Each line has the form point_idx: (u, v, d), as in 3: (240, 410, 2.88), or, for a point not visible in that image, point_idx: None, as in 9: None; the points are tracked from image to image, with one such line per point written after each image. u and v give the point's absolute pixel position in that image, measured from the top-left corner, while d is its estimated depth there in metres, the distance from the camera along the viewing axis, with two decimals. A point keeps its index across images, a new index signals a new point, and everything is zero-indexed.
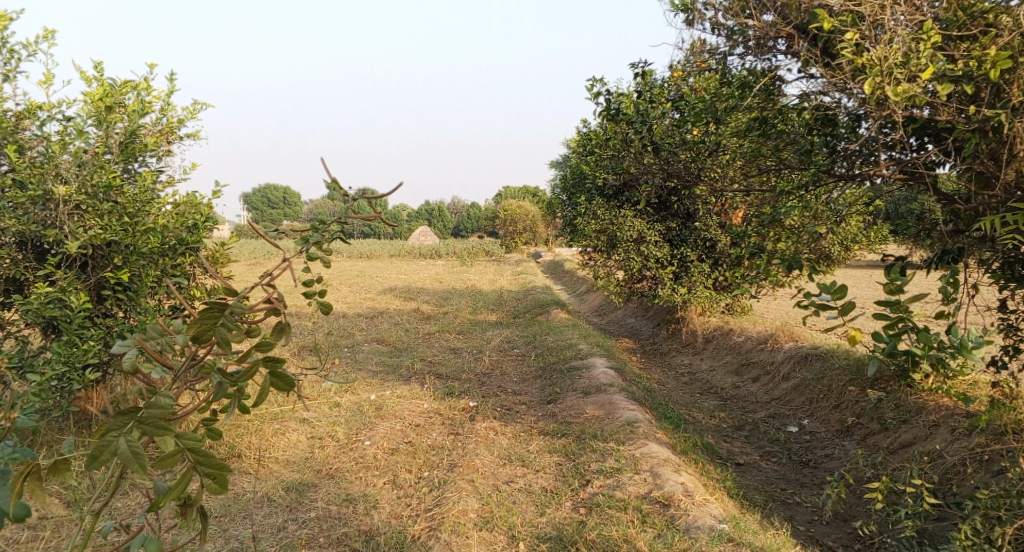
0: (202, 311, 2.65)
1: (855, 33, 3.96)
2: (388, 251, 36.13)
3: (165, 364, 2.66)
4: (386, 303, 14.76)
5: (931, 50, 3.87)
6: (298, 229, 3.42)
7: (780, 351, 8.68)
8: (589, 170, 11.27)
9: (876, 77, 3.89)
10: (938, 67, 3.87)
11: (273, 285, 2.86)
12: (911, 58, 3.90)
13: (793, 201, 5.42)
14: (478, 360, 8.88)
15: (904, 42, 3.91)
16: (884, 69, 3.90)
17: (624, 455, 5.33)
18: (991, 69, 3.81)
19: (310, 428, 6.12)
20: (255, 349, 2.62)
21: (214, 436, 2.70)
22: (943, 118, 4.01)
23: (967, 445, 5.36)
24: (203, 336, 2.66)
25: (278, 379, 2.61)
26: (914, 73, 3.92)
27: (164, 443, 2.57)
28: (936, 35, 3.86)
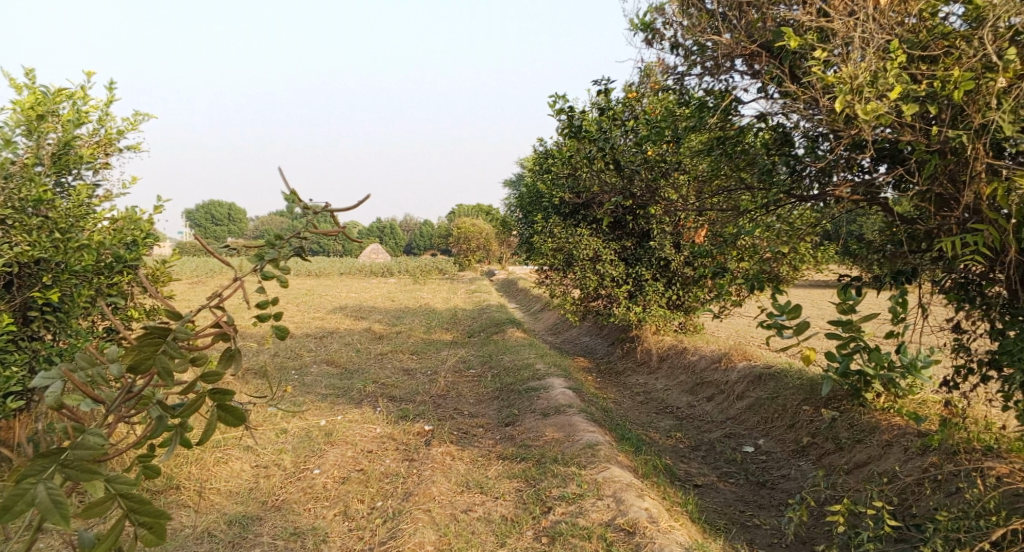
0: (141, 337, 2.47)
1: (825, 50, 3.97)
2: (339, 269, 35.63)
3: (95, 398, 2.46)
4: (336, 323, 14.46)
5: (898, 70, 3.89)
6: (251, 246, 3.23)
7: (734, 370, 8.71)
8: (546, 188, 11.23)
9: (846, 95, 3.89)
10: (904, 86, 3.89)
11: (222, 308, 2.68)
12: (879, 77, 3.91)
13: (751, 221, 5.42)
14: (432, 381, 8.71)
15: (872, 61, 3.92)
16: (853, 88, 3.91)
17: (585, 480, 5.23)
18: (955, 90, 3.84)
19: (255, 456, 5.87)
20: (199, 379, 2.44)
21: (151, 475, 2.52)
22: (908, 138, 4.03)
23: (921, 464, 5.41)
24: (141, 365, 2.47)
25: (225, 413, 2.43)
26: (882, 92, 3.94)
27: (92, 488, 2.38)
28: (903, 54, 3.89)
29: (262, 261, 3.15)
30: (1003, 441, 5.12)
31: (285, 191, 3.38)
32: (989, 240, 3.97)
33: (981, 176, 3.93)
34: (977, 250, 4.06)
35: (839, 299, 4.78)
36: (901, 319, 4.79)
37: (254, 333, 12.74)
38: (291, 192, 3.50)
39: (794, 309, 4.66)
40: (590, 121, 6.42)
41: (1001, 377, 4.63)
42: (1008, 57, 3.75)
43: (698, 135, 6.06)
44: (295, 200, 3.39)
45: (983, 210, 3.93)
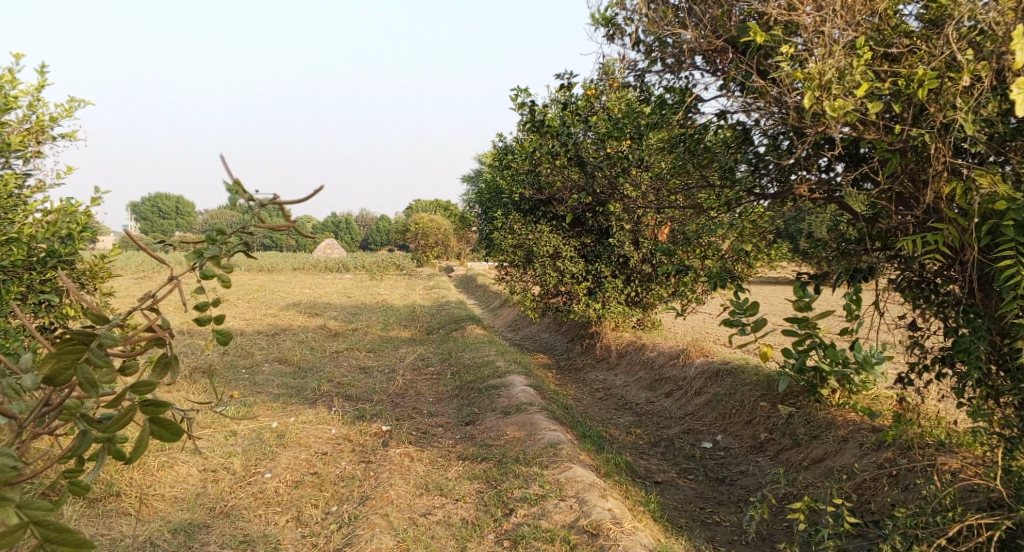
0: (60, 345, 2.30)
1: (791, 46, 3.96)
2: (293, 264, 35.03)
3: (7, 412, 2.29)
4: (289, 320, 14.16)
5: (864, 67, 3.90)
6: (192, 241, 3.06)
7: (692, 366, 8.75)
8: (506, 184, 11.14)
9: (815, 91, 3.88)
10: (871, 84, 3.90)
11: (156, 310, 2.50)
12: (846, 74, 3.91)
13: (712, 218, 5.41)
14: (390, 380, 8.56)
15: (839, 57, 3.92)
16: (821, 83, 3.90)
17: (547, 480, 5.16)
18: (919, 88, 3.87)
19: (203, 460, 5.68)
20: (128, 389, 2.28)
21: (81, 493, 2.32)
22: (872, 135, 4.05)
23: (876, 460, 5.48)
24: (62, 375, 2.31)
25: (158, 426, 2.27)
26: (849, 88, 3.94)
27: (4, 512, 2.21)
28: (868, 51, 3.90)
29: (202, 260, 2.97)
30: (955, 437, 5.21)
31: (228, 182, 3.21)
32: (949, 237, 4.01)
33: (940, 174, 3.97)
34: (937, 248, 4.10)
35: (795, 296, 4.80)
36: (856, 315, 4.84)
37: (204, 331, 12.40)
38: (232, 182, 3.33)
39: (751, 306, 4.68)
40: (551, 116, 6.34)
41: (955, 374, 4.70)
42: (969, 56, 3.79)
43: (659, 131, 6.02)
44: (239, 191, 3.22)
45: (944, 208, 3.97)
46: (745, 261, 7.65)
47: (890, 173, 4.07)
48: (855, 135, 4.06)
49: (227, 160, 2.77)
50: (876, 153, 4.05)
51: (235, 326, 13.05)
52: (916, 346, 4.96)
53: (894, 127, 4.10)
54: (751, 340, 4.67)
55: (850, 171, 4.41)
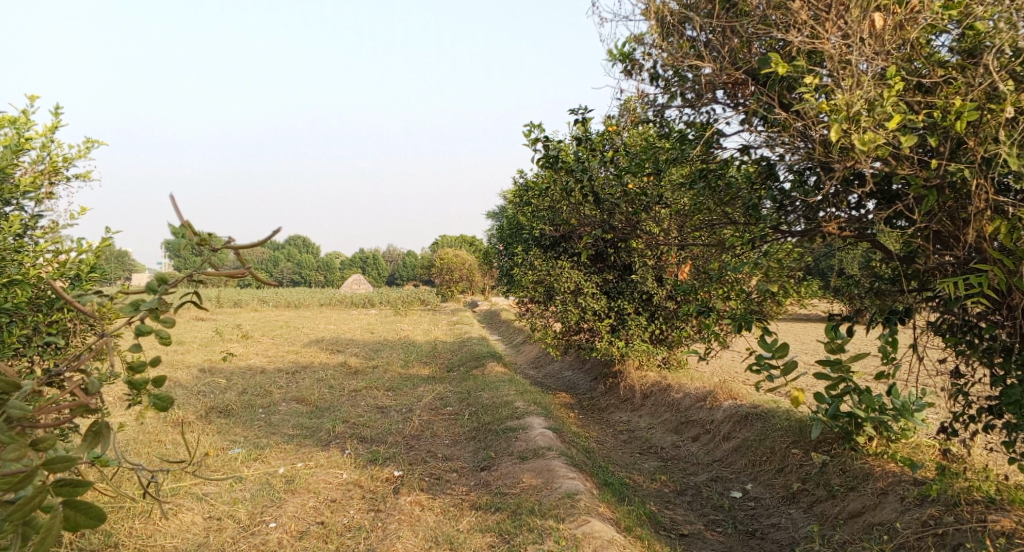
0: None
1: (816, 77, 3.75)
2: (318, 299, 35.12)
3: None
4: (309, 356, 14.04)
5: (896, 98, 3.66)
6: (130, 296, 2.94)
7: (719, 409, 8.41)
8: (526, 220, 10.97)
9: (843, 123, 3.62)
10: (902, 116, 3.66)
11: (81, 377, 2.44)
12: (877, 105, 3.67)
13: (737, 256, 5.17)
14: (406, 420, 8.33)
15: (868, 88, 3.69)
16: (849, 115, 3.65)
17: (564, 535, 4.87)
18: (957, 120, 3.62)
19: (208, 507, 5.48)
20: (39, 468, 2.14)
21: None
22: (905, 171, 3.80)
23: (919, 516, 5.11)
24: None
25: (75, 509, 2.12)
26: (880, 120, 3.69)
27: None
28: (900, 81, 3.65)
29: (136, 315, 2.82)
30: (1006, 493, 4.84)
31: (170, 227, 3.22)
32: (996, 279, 3.71)
33: (983, 212, 3.70)
34: (983, 290, 3.80)
35: (826, 337, 4.54)
36: (892, 359, 4.56)
37: (224, 368, 12.31)
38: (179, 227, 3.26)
39: (779, 346, 4.43)
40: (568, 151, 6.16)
41: (1003, 425, 4.36)
42: (1010, 88, 3.54)
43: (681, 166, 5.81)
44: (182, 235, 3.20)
45: (989, 247, 3.68)
46: (773, 300, 7.35)
47: (926, 210, 3.80)
48: (888, 170, 3.80)
49: (174, 199, 2.60)
50: (910, 190, 3.79)
51: (255, 363, 12.97)
52: (959, 394, 4.63)
53: (930, 162, 3.84)
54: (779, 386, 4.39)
55: (886, 206, 4.14)
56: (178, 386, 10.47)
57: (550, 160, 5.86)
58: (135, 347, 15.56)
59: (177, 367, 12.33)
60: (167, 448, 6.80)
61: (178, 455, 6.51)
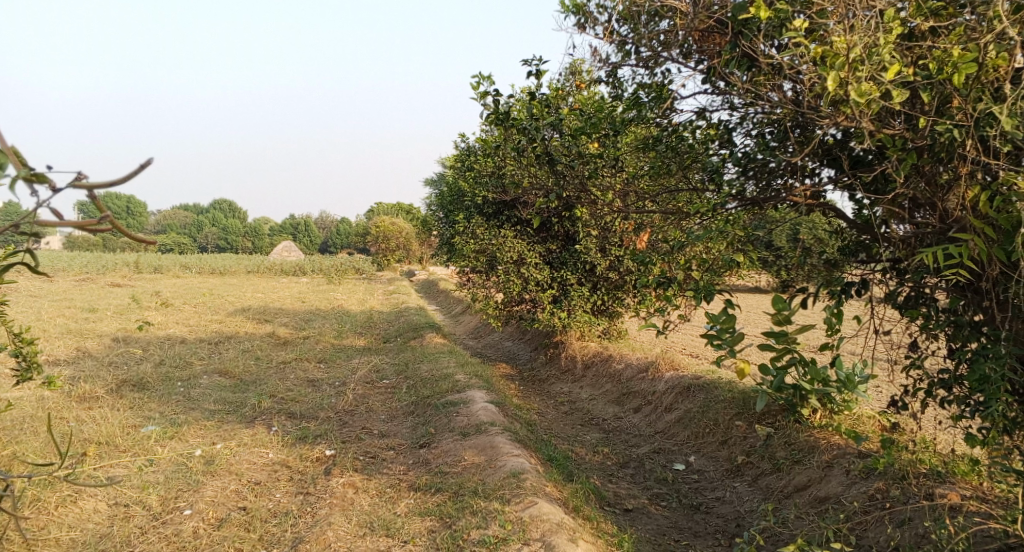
0: None
1: (808, 20, 3.54)
2: (246, 267, 33.87)
3: None
4: (235, 326, 13.37)
5: (894, 46, 3.48)
6: None
7: (661, 380, 8.27)
8: (467, 186, 10.61)
9: (840, 70, 3.45)
10: (899, 65, 3.48)
11: None
12: (873, 53, 3.48)
13: (698, 223, 4.85)
14: (340, 394, 7.93)
15: (867, 32, 3.50)
16: (848, 61, 3.48)
17: (509, 519, 4.60)
18: (953, 73, 3.47)
19: (115, 493, 5.02)
20: None
21: None
22: (887, 131, 3.64)
23: (866, 490, 5.02)
24: None
25: None
26: (876, 70, 3.52)
27: None
28: (899, 27, 3.48)
29: None
30: (952, 466, 4.79)
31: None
32: (975, 249, 3.57)
33: (965, 177, 3.56)
34: (962, 261, 3.65)
35: (772, 310, 4.25)
36: (839, 332, 4.39)
37: (140, 338, 11.57)
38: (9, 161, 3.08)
39: (726, 316, 4.21)
40: (519, 107, 5.67)
41: (955, 399, 4.27)
42: (1005, 44, 3.42)
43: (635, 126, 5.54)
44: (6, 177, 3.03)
45: (969, 216, 3.53)
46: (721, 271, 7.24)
47: (905, 173, 3.64)
48: (873, 128, 3.61)
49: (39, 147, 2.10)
50: (890, 151, 3.64)
51: (175, 333, 12.25)
52: (911, 367, 4.49)
53: (915, 122, 3.68)
54: (729, 357, 4.16)
55: (859, 171, 3.99)
56: (88, 358, 9.74)
57: (500, 115, 5.40)
58: (44, 312, 14.55)
59: (88, 336, 11.54)
60: (72, 426, 6.23)
61: (84, 434, 5.96)
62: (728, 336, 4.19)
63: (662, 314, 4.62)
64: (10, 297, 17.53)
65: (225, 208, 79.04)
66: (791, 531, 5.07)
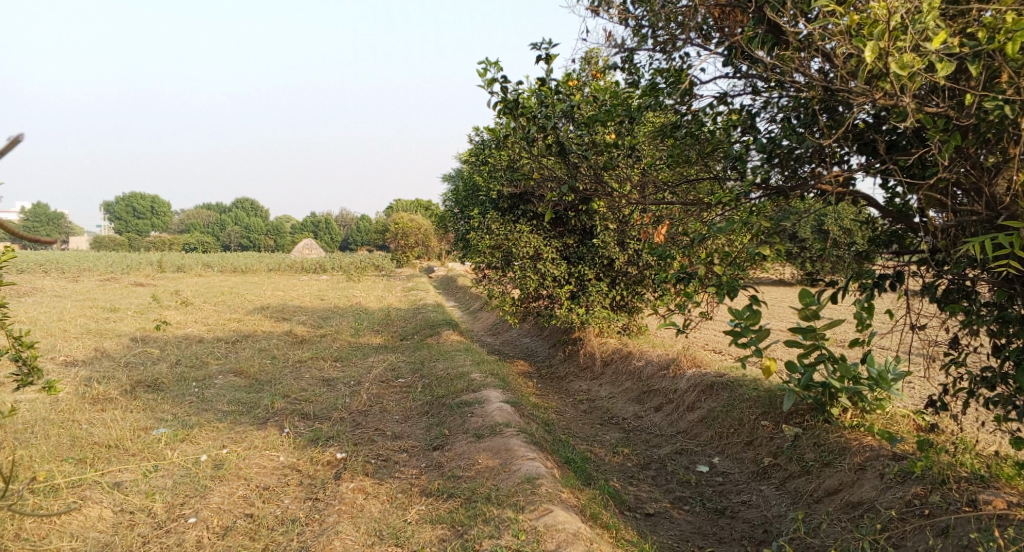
0: None
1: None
2: (268, 264, 33.97)
3: None
4: (252, 325, 13.29)
5: (939, 14, 3.28)
6: None
7: (683, 378, 8.04)
8: (482, 180, 10.44)
9: (879, 40, 3.26)
10: (945, 34, 3.27)
11: None
12: (916, 22, 3.28)
13: (719, 215, 4.61)
14: (354, 393, 7.79)
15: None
16: (888, 31, 3.28)
17: (523, 528, 4.42)
18: (1003, 44, 3.25)
19: (121, 498, 4.93)
20: None
21: None
22: (929, 110, 3.43)
23: (902, 496, 4.76)
24: None
25: None
26: (918, 41, 3.31)
27: None
28: None
29: None
30: (994, 470, 4.53)
31: None
32: None
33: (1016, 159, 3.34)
34: (1013, 251, 3.41)
35: (799, 305, 4.01)
36: (871, 328, 4.13)
37: (158, 338, 11.53)
38: None
39: (750, 313, 3.97)
40: (530, 96, 5.47)
41: (998, 399, 4.01)
42: None
43: (653, 113, 5.34)
44: None
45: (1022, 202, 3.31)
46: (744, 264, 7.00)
47: (950, 155, 3.43)
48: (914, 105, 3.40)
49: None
50: (932, 131, 3.44)
51: (193, 332, 12.20)
52: (952, 365, 4.22)
53: (961, 100, 3.47)
54: (753, 357, 3.93)
55: (895, 155, 3.77)
56: (104, 358, 9.69)
57: (510, 104, 5.18)
58: (64, 311, 14.59)
59: (106, 336, 11.52)
60: (82, 429, 6.14)
61: (94, 437, 5.87)
62: (753, 334, 3.96)
63: (683, 311, 4.38)
64: (35, 297, 17.66)
65: (248, 207, 79.71)
66: (825, 539, 4.82)
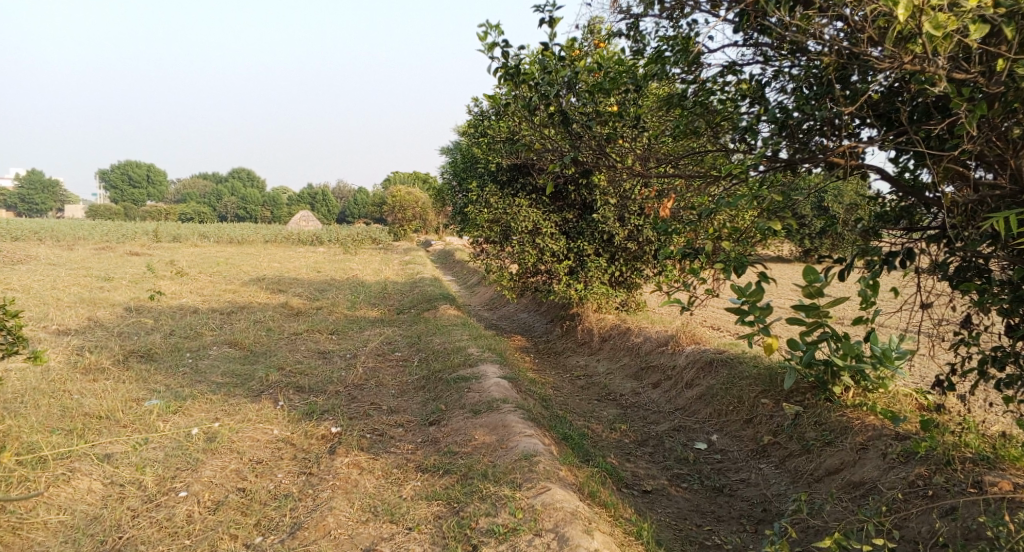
0: None
1: None
2: (264, 236, 33.76)
3: None
4: (248, 297, 13.17)
5: None
6: None
7: (682, 354, 7.96)
8: (481, 152, 10.27)
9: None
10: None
11: None
12: None
13: (726, 188, 4.49)
14: (350, 367, 7.70)
15: None
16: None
17: (520, 506, 4.35)
18: None
19: (111, 471, 4.87)
20: None
21: None
22: (958, 75, 3.35)
23: (905, 476, 4.69)
24: None
25: None
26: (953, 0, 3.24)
27: None
28: None
29: None
30: (1000, 451, 4.46)
31: None
32: None
33: None
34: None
35: (802, 282, 3.91)
36: (874, 306, 4.00)
37: (152, 308, 11.41)
38: None
39: (753, 291, 3.87)
40: (533, 62, 5.31)
41: (1009, 380, 3.93)
42: None
43: (659, 82, 5.21)
44: None
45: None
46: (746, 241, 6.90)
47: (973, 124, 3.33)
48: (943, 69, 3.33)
49: None
50: (958, 98, 3.36)
51: (187, 303, 12.08)
52: (961, 344, 4.13)
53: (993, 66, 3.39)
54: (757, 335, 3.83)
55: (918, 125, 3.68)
56: (98, 328, 9.58)
57: (513, 70, 5.02)
58: (58, 280, 14.45)
59: (100, 306, 11.40)
60: (73, 399, 6.05)
61: (85, 408, 5.78)
62: (759, 310, 3.86)
63: (687, 288, 4.27)
64: (29, 265, 17.51)
65: (245, 179, 79.22)
66: (828, 521, 4.75)
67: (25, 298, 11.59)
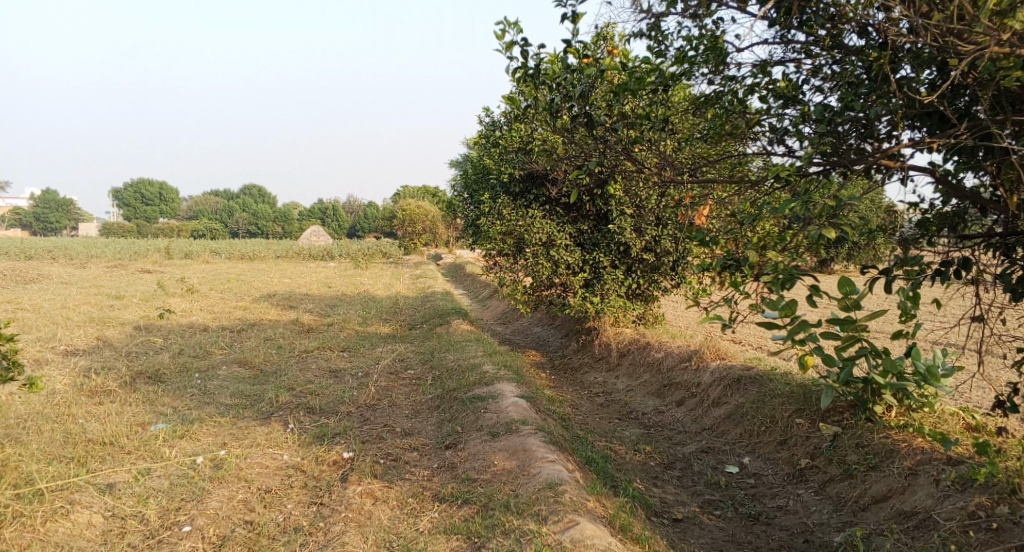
0: None
1: None
2: (275, 251, 33.63)
3: None
4: (259, 313, 12.92)
5: None
6: None
7: (707, 370, 7.64)
8: (492, 163, 10.01)
9: None
10: None
11: None
12: None
13: (763, 194, 4.20)
14: (360, 386, 7.43)
15: None
16: None
17: (547, 542, 4.06)
18: None
19: (112, 502, 4.61)
20: None
21: None
22: None
23: (964, 505, 4.39)
24: None
25: None
26: None
27: None
28: None
29: None
30: None
31: None
32: None
33: None
34: None
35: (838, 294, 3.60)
36: (915, 318, 3.66)
37: (161, 326, 11.19)
38: None
39: (787, 305, 3.57)
40: (554, 64, 5.06)
41: None
42: None
43: (684, 85, 4.96)
44: None
45: None
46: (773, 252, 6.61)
47: None
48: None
49: None
50: None
51: (198, 321, 11.85)
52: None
53: None
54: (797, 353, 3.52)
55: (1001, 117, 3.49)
56: (106, 348, 9.35)
57: (532, 72, 4.74)
58: (68, 298, 14.27)
59: (109, 324, 11.18)
60: (76, 424, 5.80)
61: (88, 434, 5.53)
62: (798, 325, 3.55)
63: (724, 306, 3.97)
64: (42, 283, 17.41)
65: (256, 194, 79.44)
66: None
67: (34, 318, 11.42)
